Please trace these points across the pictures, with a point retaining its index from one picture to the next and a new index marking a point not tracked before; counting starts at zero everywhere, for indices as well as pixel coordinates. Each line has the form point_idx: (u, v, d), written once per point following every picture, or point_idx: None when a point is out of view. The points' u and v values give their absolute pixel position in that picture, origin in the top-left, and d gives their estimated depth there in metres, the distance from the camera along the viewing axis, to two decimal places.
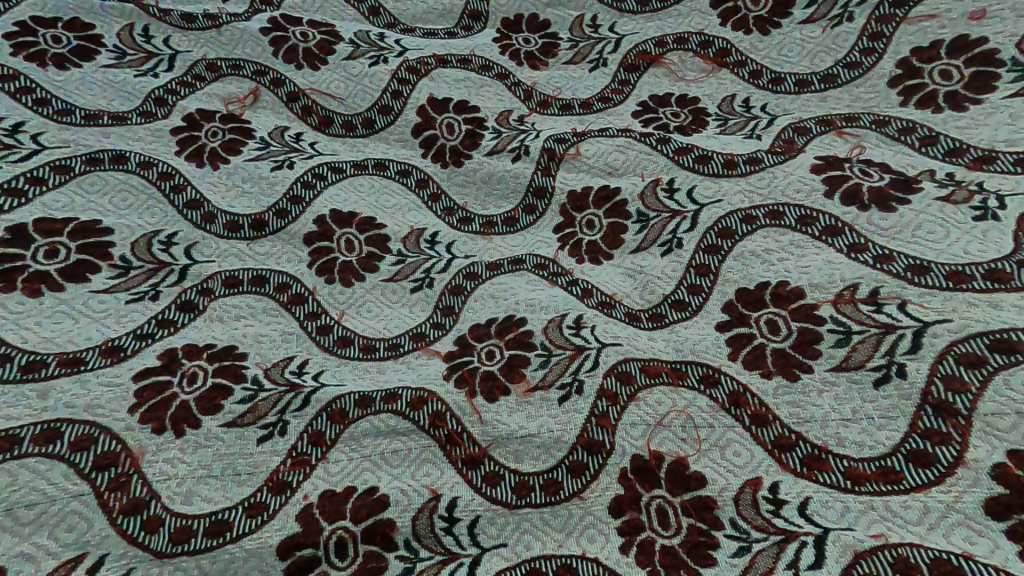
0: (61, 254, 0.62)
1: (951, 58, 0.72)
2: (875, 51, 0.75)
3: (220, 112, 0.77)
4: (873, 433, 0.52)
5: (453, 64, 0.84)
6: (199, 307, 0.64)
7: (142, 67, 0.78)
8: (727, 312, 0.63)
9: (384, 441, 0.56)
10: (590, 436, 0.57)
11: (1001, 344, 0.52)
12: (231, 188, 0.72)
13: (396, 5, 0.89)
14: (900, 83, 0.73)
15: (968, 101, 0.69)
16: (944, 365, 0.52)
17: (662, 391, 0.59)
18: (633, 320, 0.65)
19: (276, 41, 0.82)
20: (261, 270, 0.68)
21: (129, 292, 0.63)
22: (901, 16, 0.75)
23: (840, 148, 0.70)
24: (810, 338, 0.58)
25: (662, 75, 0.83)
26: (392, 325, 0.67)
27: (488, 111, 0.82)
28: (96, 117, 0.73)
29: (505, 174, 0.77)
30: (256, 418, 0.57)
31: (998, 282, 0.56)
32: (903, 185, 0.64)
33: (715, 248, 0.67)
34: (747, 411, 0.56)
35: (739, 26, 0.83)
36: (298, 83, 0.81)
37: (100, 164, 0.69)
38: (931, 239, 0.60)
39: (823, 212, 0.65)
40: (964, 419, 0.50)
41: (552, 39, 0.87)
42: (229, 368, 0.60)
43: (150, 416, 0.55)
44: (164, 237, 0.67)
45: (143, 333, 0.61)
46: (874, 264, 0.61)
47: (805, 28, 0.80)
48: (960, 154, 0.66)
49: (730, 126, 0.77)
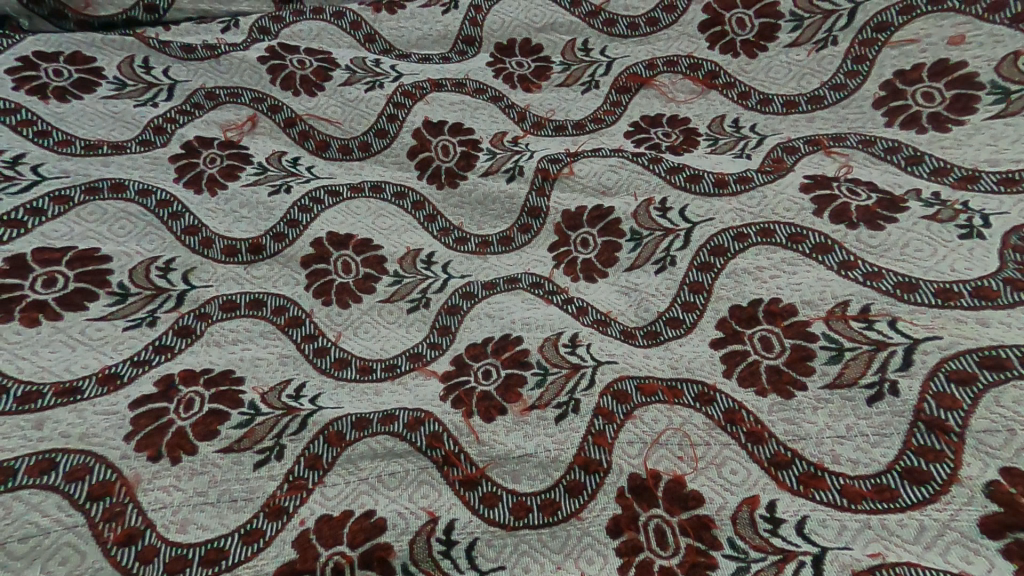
0: (59, 283, 0.63)
1: (933, 81, 0.73)
2: (860, 73, 0.77)
3: (218, 139, 0.78)
4: (868, 450, 0.52)
5: (448, 88, 0.86)
6: (196, 331, 0.64)
7: (142, 97, 0.79)
8: (722, 329, 0.64)
9: (381, 463, 0.57)
10: (587, 456, 0.57)
11: (991, 361, 0.52)
12: (228, 213, 0.73)
13: (391, 31, 0.91)
14: (884, 105, 0.74)
15: (951, 123, 0.70)
16: (935, 381, 0.53)
17: (658, 409, 0.59)
18: (629, 338, 0.66)
19: (274, 68, 0.84)
20: (259, 293, 0.68)
21: (126, 319, 0.63)
22: (884, 39, 0.77)
23: (828, 167, 0.71)
24: (803, 354, 0.59)
25: (653, 97, 0.84)
26: (389, 346, 0.67)
27: (482, 133, 0.83)
28: (96, 147, 0.74)
29: (500, 195, 0.78)
30: (253, 442, 0.57)
31: (985, 299, 0.57)
32: (890, 204, 0.65)
33: (708, 266, 0.68)
34: (743, 428, 0.56)
35: (727, 49, 0.84)
36: (295, 108, 0.82)
37: (99, 193, 0.70)
38: (919, 257, 0.61)
39: (812, 230, 0.66)
40: (957, 435, 0.50)
41: (545, 63, 0.88)
42: (226, 393, 0.60)
43: (146, 443, 0.55)
44: (161, 263, 0.67)
45: (140, 359, 0.61)
46: (864, 281, 0.61)
47: (792, 51, 0.81)
48: (945, 173, 0.67)
49: (720, 146, 0.78)
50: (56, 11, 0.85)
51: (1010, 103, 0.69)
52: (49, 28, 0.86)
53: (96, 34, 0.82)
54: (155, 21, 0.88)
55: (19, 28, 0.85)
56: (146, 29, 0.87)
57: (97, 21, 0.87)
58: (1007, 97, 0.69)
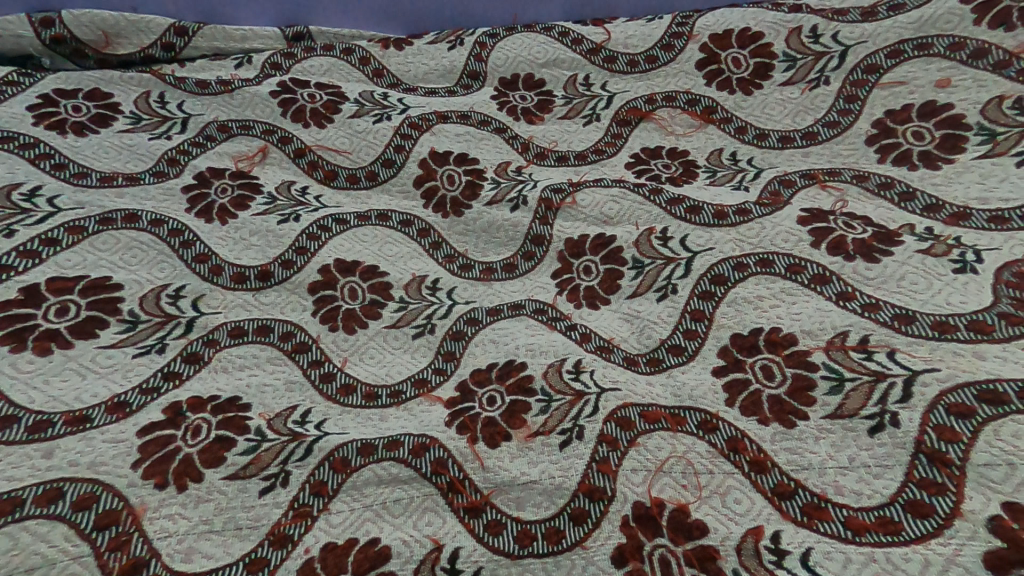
0: (72, 312, 0.64)
1: (922, 121, 0.76)
2: (852, 112, 0.80)
3: (230, 169, 0.80)
4: (871, 481, 0.53)
5: (453, 119, 0.88)
6: (204, 358, 0.65)
7: (157, 131, 0.81)
8: (723, 357, 0.65)
9: (386, 490, 0.57)
10: (591, 483, 0.57)
11: (990, 395, 0.53)
12: (237, 241, 0.74)
13: (398, 67, 0.93)
14: (876, 142, 0.77)
15: (941, 161, 0.72)
16: (935, 414, 0.54)
17: (661, 436, 0.59)
18: (632, 364, 0.67)
19: (285, 102, 0.86)
20: (267, 319, 0.69)
21: (136, 346, 0.64)
22: (874, 81, 0.80)
23: (824, 201, 0.73)
24: (804, 384, 0.60)
25: (652, 130, 0.86)
26: (394, 371, 0.68)
27: (487, 163, 0.85)
28: (111, 178, 0.76)
29: (504, 224, 0.79)
30: (259, 468, 0.57)
31: (981, 333, 0.58)
32: (885, 237, 0.67)
33: (709, 294, 0.69)
34: (746, 457, 0.57)
35: (723, 86, 0.87)
36: (304, 140, 0.84)
37: (113, 224, 0.71)
38: (914, 290, 0.62)
39: (810, 261, 0.68)
40: (958, 468, 0.51)
41: (547, 97, 0.91)
42: (233, 419, 0.61)
43: (153, 470, 0.55)
44: (172, 291, 0.69)
45: (149, 386, 0.62)
46: (862, 312, 0.63)
47: (786, 89, 0.84)
48: (937, 210, 0.69)
49: (719, 178, 0.79)
50: (77, 51, 0.88)
51: (996, 145, 0.71)
52: (70, 67, 0.89)
53: (115, 72, 0.85)
54: (171, 58, 0.91)
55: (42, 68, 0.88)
56: (163, 66, 0.90)
57: (117, 60, 0.90)
58: (993, 139, 0.72)
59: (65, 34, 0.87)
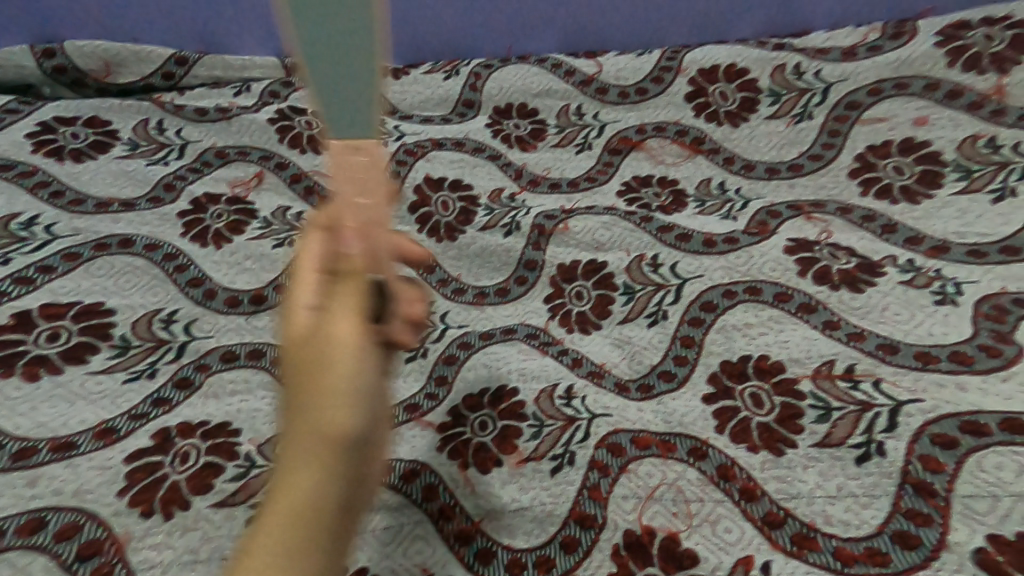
0: (62, 338, 0.64)
1: (902, 156, 0.78)
2: (835, 145, 0.82)
3: (226, 195, 0.81)
4: (859, 511, 0.53)
5: (449, 147, 0.89)
6: (195, 383, 0.64)
7: (154, 157, 0.83)
8: (712, 384, 0.65)
9: (376, 517, 0.56)
10: (582, 510, 0.57)
11: (971, 426, 0.55)
12: (232, 265, 0.74)
13: (395, 96, 0.96)
14: (859, 176, 0.79)
15: (921, 195, 0.74)
16: (920, 444, 0.55)
17: (651, 463, 0.60)
18: (623, 391, 0.67)
19: (282, 129, 0.88)
20: (258, 343, 0.68)
21: (126, 372, 0.64)
22: (855, 117, 0.83)
23: (809, 231, 0.74)
24: (793, 412, 0.60)
25: (643, 159, 0.88)
26: (386, 396, 0.67)
27: (481, 189, 0.86)
28: (107, 204, 0.77)
29: (497, 250, 0.80)
30: (248, 495, 0.56)
31: (962, 364, 0.59)
32: (869, 268, 0.69)
33: (698, 321, 0.70)
34: (735, 485, 0.57)
35: (711, 118, 0.89)
36: (301, 166, 0.85)
37: (108, 249, 0.72)
38: (897, 321, 0.64)
39: (797, 290, 0.69)
40: (943, 499, 0.52)
41: (541, 125, 0.93)
42: (223, 445, 0.60)
43: (139, 498, 0.55)
44: (165, 315, 0.69)
45: (138, 413, 0.61)
46: (847, 341, 0.64)
47: (771, 123, 0.87)
48: (918, 243, 0.70)
49: (708, 207, 0.81)
50: (78, 80, 0.92)
51: (973, 181, 0.73)
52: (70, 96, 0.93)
53: (114, 101, 0.88)
54: (171, 87, 0.93)
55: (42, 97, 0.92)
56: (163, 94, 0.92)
57: (116, 89, 0.92)
58: (970, 175, 0.74)
59: (67, 64, 0.91)
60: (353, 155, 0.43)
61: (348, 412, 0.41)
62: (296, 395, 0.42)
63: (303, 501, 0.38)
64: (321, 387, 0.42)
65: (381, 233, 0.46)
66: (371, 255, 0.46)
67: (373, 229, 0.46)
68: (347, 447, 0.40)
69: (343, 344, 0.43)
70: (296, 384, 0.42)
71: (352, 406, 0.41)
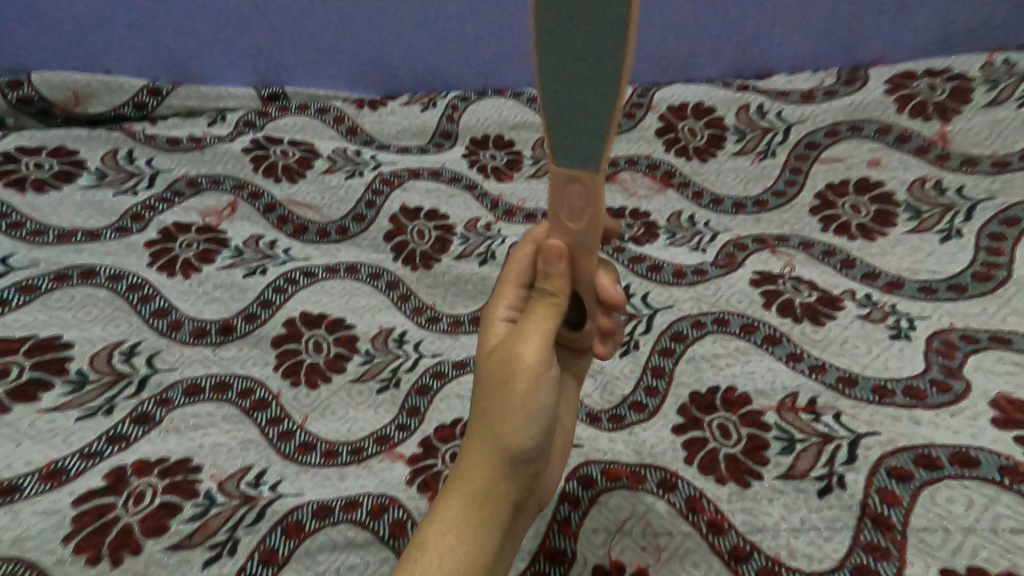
0: (14, 373, 0.64)
1: (858, 196, 0.82)
2: (796, 183, 0.86)
3: (196, 224, 0.80)
4: (821, 545, 0.54)
5: (425, 176, 0.90)
6: (155, 418, 0.63)
7: (123, 187, 0.83)
8: (682, 414, 0.65)
9: (341, 556, 0.55)
10: (552, 544, 0.57)
11: (925, 460, 0.56)
12: (200, 295, 0.73)
13: (372, 125, 0.96)
14: (819, 212, 0.82)
15: (876, 233, 0.78)
16: (878, 477, 0.56)
17: (622, 495, 0.60)
18: (594, 421, 0.67)
19: (256, 159, 0.87)
20: (224, 375, 0.67)
21: (81, 408, 0.62)
22: (815, 156, 0.87)
23: (774, 264, 0.77)
24: (758, 444, 0.61)
25: (616, 191, 0.90)
26: (356, 428, 0.65)
27: (457, 218, 0.86)
28: (70, 235, 0.76)
29: (472, 277, 0.79)
30: (205, 536, 0.55)
31: (916, 398, 0.61)
32: (829, 302, 0.71)
33: (669, 350, 0.71)
34: (704, 518, 0.57)
35: (681, 153, 0.92)
36: (275, 195, 0.85)
37: (68, 281, 0.71)
38: (855, 354, 0.66)
39: (762, 322, 0.71)
40: (899, 533, 0.53)
41: (517, 156, 0.95)
42: (181, 483, 0.58)
43: (87, 544, 0.53)
44: (125, 348, 0.67)
45: (91, 451, 0.59)
46: (809, 373, 0.66)
47: (737, 159, 0.90)
48: (874, 278, 0.73)
49: (678, 239, 0.83)
50: (45, 110, 0.93)
51: (922, 221, 0.77)
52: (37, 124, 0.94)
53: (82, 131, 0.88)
54: (142, 116, 0.95)
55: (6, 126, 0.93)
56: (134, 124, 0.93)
57: (85, 118, 0.94)
58: (919, 216, 0.78)
59: (33, 94, 0.93)
60: (571, 186, 0.42)
61: (527, 430, 0.47)
62: (488, 406, 0.48)
63: (482, 491, 0.46)
64: (510, 412, 0.47)
65: (586, 259, 0.45)
66: (572, 280, 0.46)
67: (581, 253, 0.45)
68: (511, 462, 0.47)
69: (530, 371, 0.47)
70: (493, 392, 0.48)
71: (514, 464, 0.47)
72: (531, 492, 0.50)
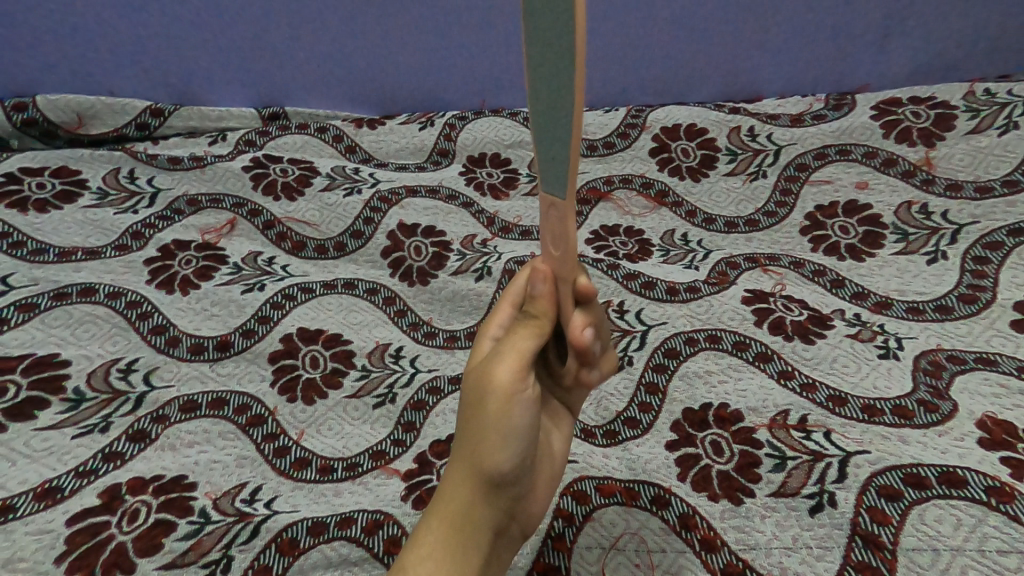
0: (10, 392, 0.64)
1: (847, 217, 0.83)
2: (787, 204, 0.87)
3: (196, 241, 0.81)
4: (813, 563, 0.54)
5: (423, 194, 0.91)
6: (151, 435, 0.63)
7: (123, 206, 0.84)
8: (676, 431, 0.66)
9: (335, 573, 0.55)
10: (546, 561, 0.57)
11: (914, 478, 0.57)
12: (198, 312, 0.74)
13: (371, 144, 0.97)
14: (809, 233, 0.83)
15: (865, 254, 0.79)
16: (868, 496, 0.57)
17: (615, 511, 0.60)
18: (589, 436, 0.67)
19: (256, 176, 0.89)
20: (221, 392, 0.68)
21: (76, 426, 0.63)
22: (805, 177, 0.89)
23: (765, 283, 0.78)
24: (750, 461, 0.62)
25: (611, 210, 0.92)
26: (351, 444, 0.65)
27: (454, 235, 0.87)
28: (70, 253, 0.77)
29: (468, 293, 0.80)
30: (199, 555, 0.55)
31: (904, 418, 0.62)
32: (819, 321, 0.72)
33: (662, 367, 0.72)
34: (697, 535, 0.58)
35: (674, 172, 0.94)
36: (274, 212, 0.86)
37: (67, 298, 0.72)
38: (845, 372, 0.67)
39: (754, 339, 0.72)
40: (890, 552, 0.53)
41: (513, 174, 0.96)
42: (176, 501, 0.58)
43: (79, 563, 0.53)
44: (122, 365, 0.68)
45: (86, 468, 0.60)
46: (800, 391, 0.66)
47: (729, 179, 0.92)
48: (863, 298, 0.75)
49: (672, 256, 0.85)
50: (48, 132, 0.95)
51: (909, 243, 0.79)
52: (39, 146, 0.95)
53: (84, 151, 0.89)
54: (143, 136, 0.96)
55: (10, 148, 0.94)
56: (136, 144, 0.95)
57: (88, 139, 0.95)
58: (905, 238, 0.79)
59: (37, 116, 0.94)
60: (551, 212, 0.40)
61: (502, 454, 0.47)
62: (466, 428, 0.48)
63: (460, 513, 0.46)
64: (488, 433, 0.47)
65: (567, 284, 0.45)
66: (554, 304, 0.46)
67: (561, 278, 0.45)
68: (487, 486, 0.47)
69: (509, 397, 0.47)
70: (471, 413, 0.48)
71: (491, 490, 0.47)
72: (512, 515, 0.49)
